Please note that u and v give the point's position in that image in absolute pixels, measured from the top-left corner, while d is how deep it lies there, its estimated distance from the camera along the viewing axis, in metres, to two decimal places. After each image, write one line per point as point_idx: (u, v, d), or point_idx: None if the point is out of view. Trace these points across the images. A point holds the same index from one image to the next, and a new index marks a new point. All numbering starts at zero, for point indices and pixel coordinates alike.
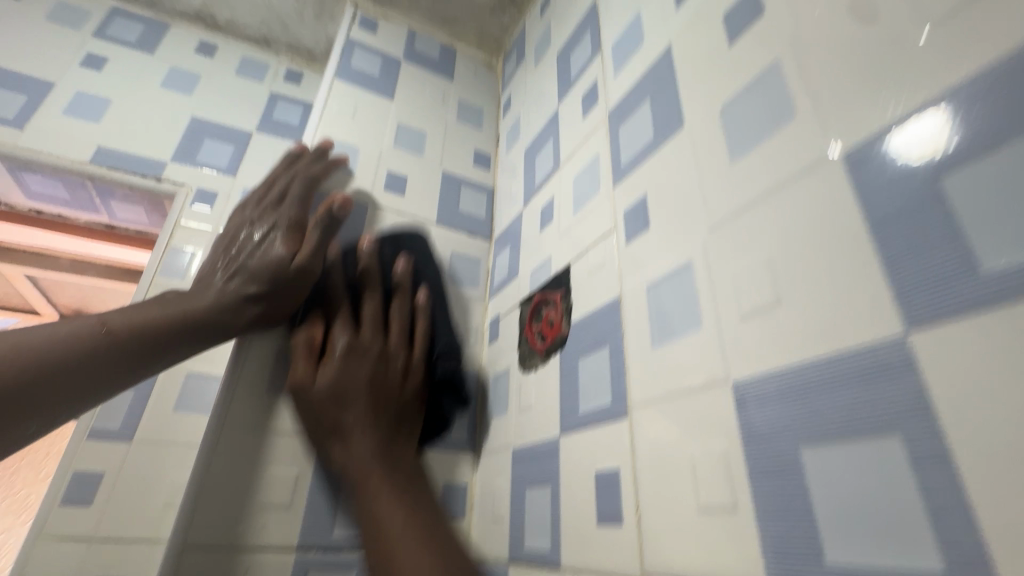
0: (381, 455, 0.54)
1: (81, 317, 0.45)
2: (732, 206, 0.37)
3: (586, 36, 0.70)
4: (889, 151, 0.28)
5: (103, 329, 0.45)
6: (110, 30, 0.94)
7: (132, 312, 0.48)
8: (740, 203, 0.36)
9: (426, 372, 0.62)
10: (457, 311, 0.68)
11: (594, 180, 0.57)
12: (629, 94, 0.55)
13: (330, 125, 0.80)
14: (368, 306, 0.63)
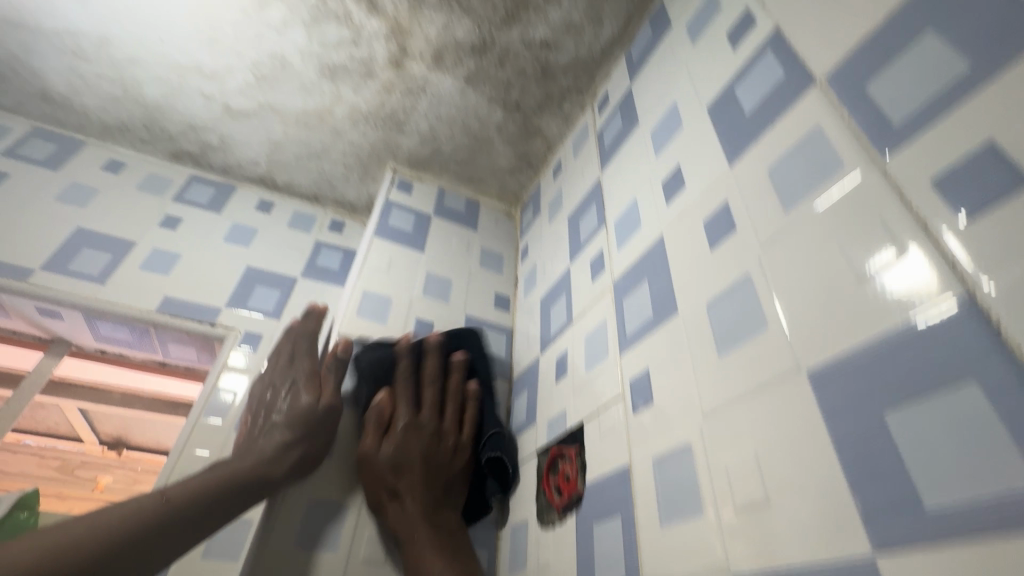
0: (420, 535, 0.62)
1: (145, 493, 0.52)
2: (721, 399, 0.42)
3: (593, 208, 0.80)
4: (840, 379, 0.33)
5: (163, 500, 0.52)
6: (187, 194, 1.11)
7: (185, 483, 0.55)
8: (727, 397, 0.41)
9: (449, 450, 0.69)
10: (459, 387, 0.76)
11: (603, 343, 0.63)
12: (630, 270, 0.63)
13: (368, 279, 0.90)
14: (383, 399, 0.71)
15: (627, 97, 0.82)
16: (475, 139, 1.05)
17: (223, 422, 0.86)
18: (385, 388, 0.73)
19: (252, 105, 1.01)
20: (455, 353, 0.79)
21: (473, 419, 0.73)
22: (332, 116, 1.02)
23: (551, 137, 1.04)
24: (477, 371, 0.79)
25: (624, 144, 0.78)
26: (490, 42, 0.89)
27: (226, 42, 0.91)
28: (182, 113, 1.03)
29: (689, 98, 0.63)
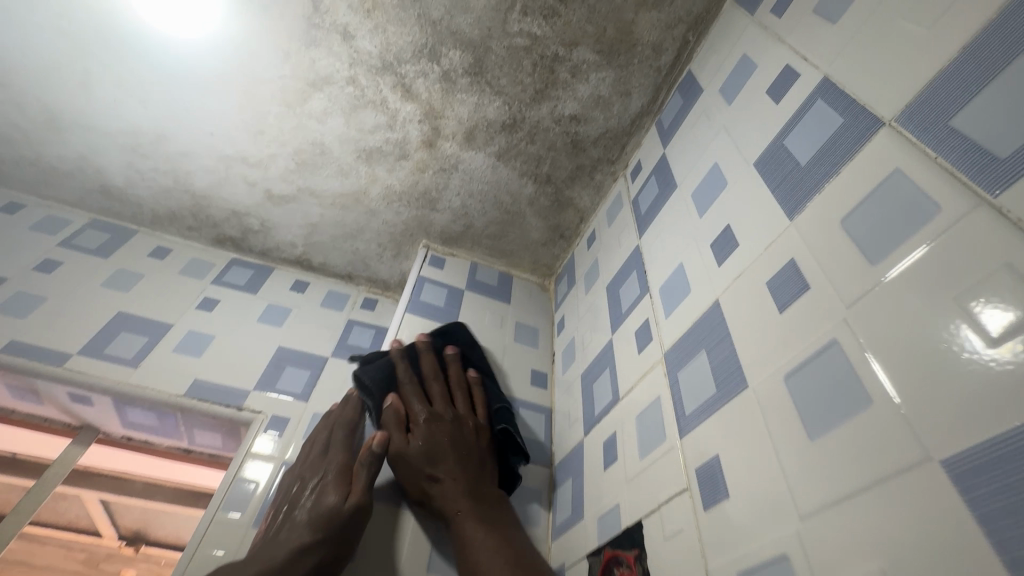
0: (461, 506, 0.62)
1: None
2: (826, 496, 0.34)
3: (633, 275, 0.76)
4: (995, 473, 0.26)
5: None
6: (226, 277, 1.13)
7: None
8: (833, 494, 0.33)
9: (471, 432, 0.69)
10: (460, 377, 0.79)
11: (658, 423, 0.56)
12: (683, 338, 0.57)
13: (398, 356, 0.86)
14: (394, 401, 0.71)
15: (661, 163, 0.80)
16: (507, 213, 1.05)
17: (243, 516, 0.77)
18: (392, 392, 0.74)
19: (292, 190, 1.04)
20: (447, 348, 0.83)
21: (486, 402, 0.76)
22: (367, 197, 1.04)
23: (584, 208, 1.03)
24: (472, 361, 0.83)
25: (662, 208, 0.75)
26: (520, 119, 0.90)
27: (271, 133, 0.96)
28: (227, 200, 1.08)
29: (732, 156, 0.60)
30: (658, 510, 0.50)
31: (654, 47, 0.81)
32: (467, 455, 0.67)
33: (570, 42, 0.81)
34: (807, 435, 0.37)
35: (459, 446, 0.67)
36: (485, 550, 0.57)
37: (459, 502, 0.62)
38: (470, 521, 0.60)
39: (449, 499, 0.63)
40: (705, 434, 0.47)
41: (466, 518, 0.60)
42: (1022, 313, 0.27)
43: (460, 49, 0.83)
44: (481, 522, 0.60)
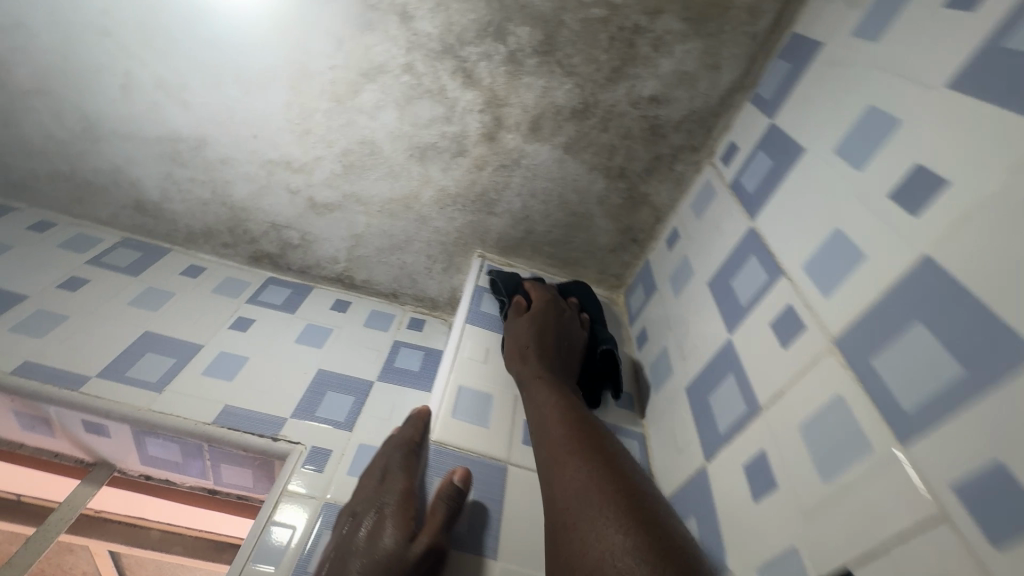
0: (537, 378, 0.65)
1: None
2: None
3: (752, 260, 0.63)
4: None
5: None
6: (262, 296, 1.03)
7: None
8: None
9: (575, 336, 0.75)
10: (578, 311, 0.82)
11: (847, 430, 0.41)
12: (868, 314, 0.43)
13: (462, 372, 0.73)
14: (518, 300, 0.80)
15: (768, 135, 0.69)
16: (572, 215, 0.94)
17: (278, 568, 0.63)
18: (521, 294, 0.83)
19: (337, 197, 0.96)
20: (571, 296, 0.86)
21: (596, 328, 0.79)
22: (418, 201, 0.95)
23: (661, 206, 0.91)
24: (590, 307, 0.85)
25: (782, 179, 0.62)
26: (593, 103, 0.81)
27: (318, 132, 0.88)
28: (267, 211, 1.00)
29: (901, 90, 0.48)
30: (883, 553, 0.35)
31: (751, 9, 0.71)
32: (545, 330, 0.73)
33: (653, 10, 0.72)
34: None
35: (540, 323, 0.75)
36: (553, 422, 0.58)
37: (533, 376, 0.66)
38: (546, 386, 0.65)
39: (527, 371, 0.68)
40: (958, 434, 0.33)
41: (543, 383, 0.65)
42: None
43: (529, 25, 0.75)
44: (555, 390, 0.64)
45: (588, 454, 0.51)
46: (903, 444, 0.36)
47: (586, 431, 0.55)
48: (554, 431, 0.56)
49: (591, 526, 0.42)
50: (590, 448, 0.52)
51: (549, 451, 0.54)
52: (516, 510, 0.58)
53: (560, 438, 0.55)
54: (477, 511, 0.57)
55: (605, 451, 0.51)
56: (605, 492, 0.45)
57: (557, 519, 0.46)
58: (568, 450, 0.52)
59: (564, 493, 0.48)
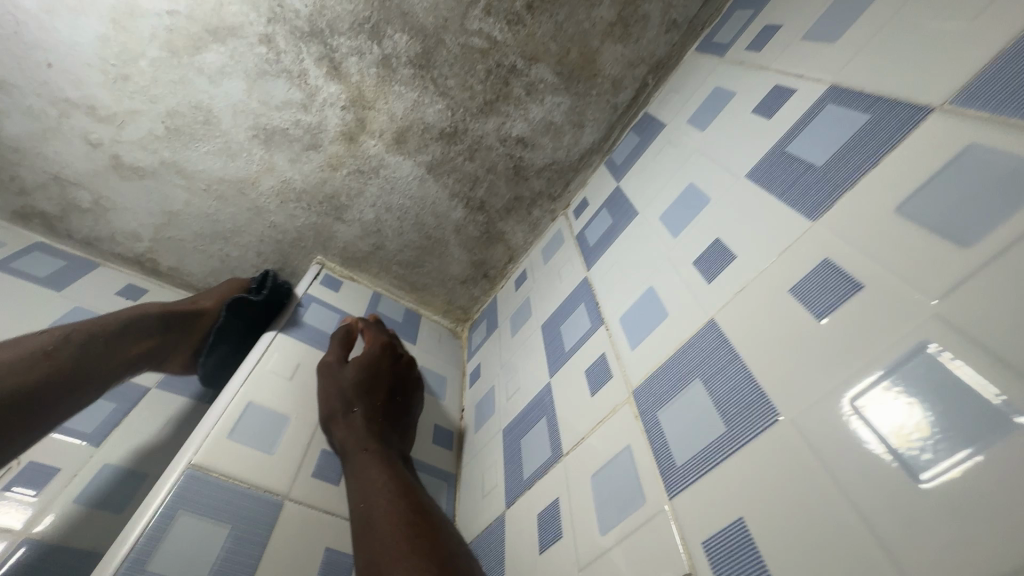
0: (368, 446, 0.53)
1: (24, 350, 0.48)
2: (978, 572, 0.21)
3: (581, 308, 0.64)
4: None
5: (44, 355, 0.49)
6: (17, 264, 0.80)
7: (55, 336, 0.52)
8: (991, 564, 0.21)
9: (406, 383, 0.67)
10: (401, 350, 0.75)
11: (630, 479, 0.41)
12: (660, 370, 0.44)
13: (258, 378, 0.63)
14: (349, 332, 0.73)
15: (614, 195, 0.73)
16: (427, 238, 0.91)
17: None
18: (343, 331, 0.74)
19: (152, 162, 0.81)
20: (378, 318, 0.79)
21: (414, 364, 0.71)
22: (255, 188, 0.84)
23: (515, 246, 0.92)
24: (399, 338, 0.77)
25: (616, 237, 0.66)
26: (463, 129, 0.80)
27: (139, 82, 0.74)
28: (49, 159, 0.80)
29: (712, 175, 0.54)
30: None
31: (614, 82, 0.78)
32: (377, 389, 0.62)
33: (530, 57, 0.75)
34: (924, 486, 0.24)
35: (379, 373, 0.65)
36: (379, 499, 0.46)
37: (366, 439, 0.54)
38: (381, 461, 0.51)
39: (355, 437, 0.55)
40: (716, 489, 0.33)
41: (373, 454, 0.52)
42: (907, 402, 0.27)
43: (408, 34, 0.72)
44: (384, 466, 0.50)
45: (420, 550, 0.39)
46: (672, 497, 0.36)
47: (428, 530, 0.42)
48: (382, 524, 0.43)
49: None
50: (423, 553, 0.39)
51: (371, 555, 0.40)
52: (279, 553, 0.48)
53: (393, 535, 0.41)
54: (223, 555, 0.46)
55: (441, 552, 0.40)
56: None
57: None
58: (398, 548, 0.39)
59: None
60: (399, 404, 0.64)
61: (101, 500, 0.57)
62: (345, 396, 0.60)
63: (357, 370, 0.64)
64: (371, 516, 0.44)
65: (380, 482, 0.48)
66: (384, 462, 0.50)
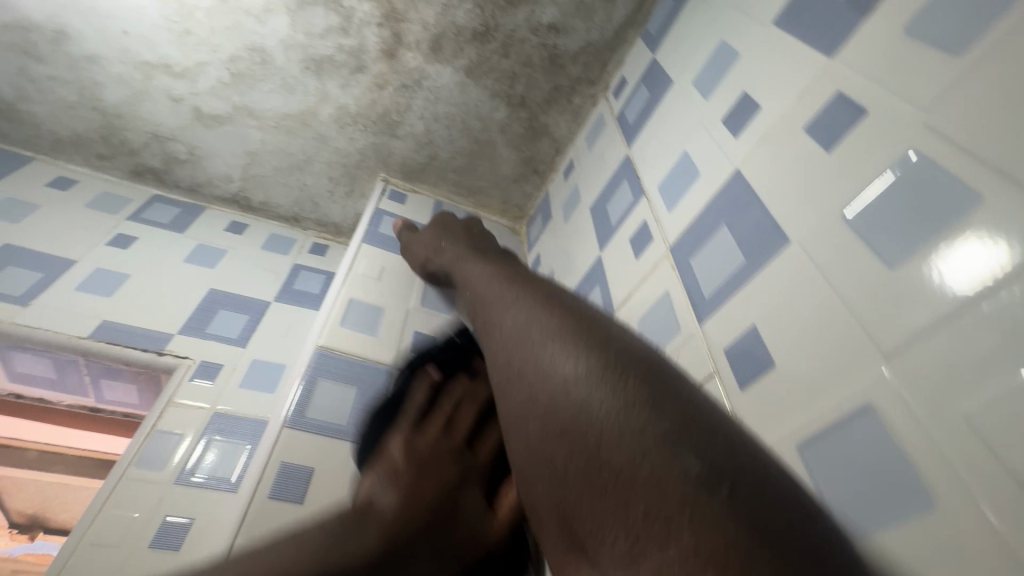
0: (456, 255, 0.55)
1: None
2: (915, 326, 0.27)
3: (624, 184, 0.68)
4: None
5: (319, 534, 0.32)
6: (146, 214, 0.97)
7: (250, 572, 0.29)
8: (926, 320, 0.27)
9: (476, 220, 0.69)
10: None
11: (668, 317, 0.48)
12: (693, 224, 0.49)
13: (353, 284, 0.75)
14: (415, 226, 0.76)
15: (651, 68, 0.73)
16: (475, 141, 0.96)
17: (164, 471, 0.64)
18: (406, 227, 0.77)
19: (226, 108, 0.90)
20: None
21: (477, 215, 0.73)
22: (316, 118, 0.92)
23: (560, 137, 0.95)
24: None
25: (654, 109, 0.67)
26: (494, 26, 0.80)
27: (200, 33, 0.81)
28: (146, 119, 0.92)
29: (743, 27, 0.53)
30: None
31: None
32: (450, 225, 0.65)
33: None
34: (890, 285, 0.29)
35: (450, 221, 0.67)
36: (474, 272, 0.46)
37: (453, 253, 0.56)
38: (471, 257, 0.51)
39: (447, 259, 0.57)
40: (734, 309, 0.40)
41: (463, 259, 0.53)
42: (868, 217, 0.32)
43: None
44: (474, 256, 0.51)
45: (517, 281, 0.37)
46: (701, 322, 0.43)
47: (520, 271, 0.40)
48: (479, 278, 0.42)
49: (528, 347, 0.29)
50: (526, 286, 0.36)
51: (471, 304, 0.40)
52: None
53: (490, 283, 0.40)
54: (357, 405, 0.60)
55: (535, 278, 0.38)
56: (539, 316, 0.31)
57: (492, 361, 0.32)
58: (493, 289, 0.38)
59: (490, 329, 0.34)
60: (480, 231, 0.64)
61: (256, 383, 0.77)
62: (432, 246, 0.64)
63: (426, 232, 0.67)
64: (465, 288, 0.45)
65: (470, 264, 0.49)
66: (470, 255, 0.52)
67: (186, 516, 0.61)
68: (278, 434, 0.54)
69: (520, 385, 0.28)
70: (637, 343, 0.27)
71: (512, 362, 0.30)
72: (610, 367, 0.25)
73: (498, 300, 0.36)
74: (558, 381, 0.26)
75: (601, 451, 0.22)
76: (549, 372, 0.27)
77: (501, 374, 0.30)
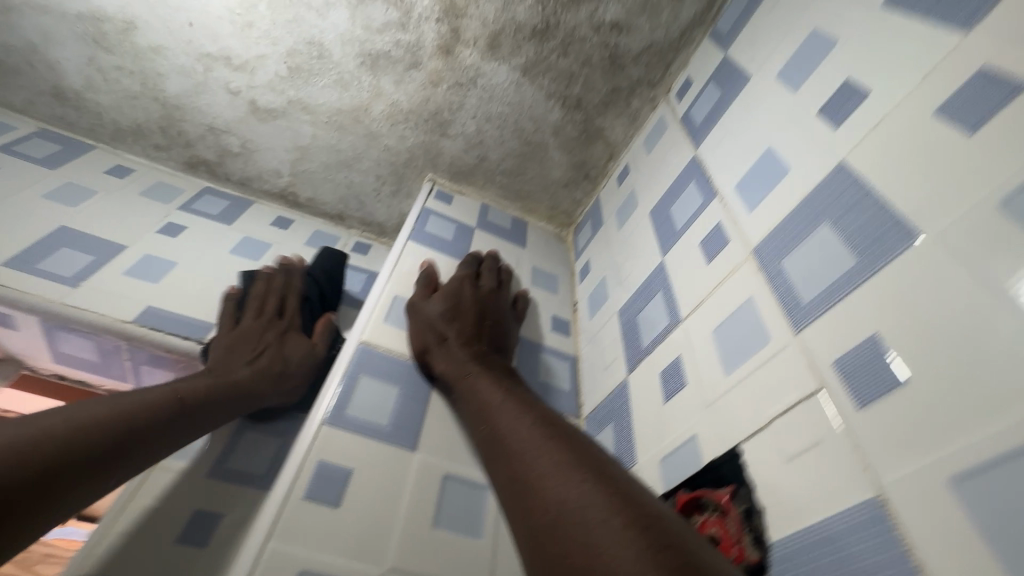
0: (471, 371, 0.53)
1: (161, 393, 0.50)
2: None
3: (692, 185, 0.64)
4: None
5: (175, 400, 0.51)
6: (196, 205, 0.98)
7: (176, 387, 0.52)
8: None
9: (500, 306, 0.66)
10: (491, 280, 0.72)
11: (752, 324, 0.43)
12: (782, 224, 0.45)
13: (399, 281, 0.72)
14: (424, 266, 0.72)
15: (722, 66, 0.69)
16: (527, 144, 0.93)
17: (194, 465, 0.62)
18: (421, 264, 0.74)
19: (281, 102, 0.90)
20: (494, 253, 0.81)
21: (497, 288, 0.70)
22: (368, 114, 0.91)
23: (615, 142, 0.92)
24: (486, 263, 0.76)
25: (726, 107, 0.63)
26: (554, 24, 0.77)
27: (262, 27, 0.81)
28: (204, 111, 0.93)
29: (841, 13, 0.49)
30: (769, 427, 0.37)
31: None
32: (466, 316, 0.62)
33: None
34: None
35: (465, 301, 0.64)
36: (508, 417, 0.44)
37: (468, 366, 0.54)
38: (489, 382, 0.50)
39: (455, 367, 0.55)
40: (846, 317, 0.35)
41: (478, 376, 0.52)
42: None
43: None
44: (494, 385, 0.49)
45: (569, 460, 0.34)
46: (798, 330, 0.38)
47: (573, 438, 0.38)
48: (518, 438, 0.40)
49: (600, 564, 0.26)
50: (581, 467, 0.33)
51: (514, 465, 0.38)
52: (439, 407, 0.58)
53: (535, 450, 0.37)
54: (398, 406, 0.56)
55: (594, 461, 0.34)
56: (615, 528, 0.27)
57: (549, 564, 0.29)
58: (544, 460, 0.36)
59: (550, 520, 0.31)
60: (491, 327, 0.62)
61: None
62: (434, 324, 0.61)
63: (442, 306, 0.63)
64: (500, 431, 0.43)
65: (497, 401, 0.47)
66: (494, 383, 0.49)
67: (213, 511, 0.58)
68: (315, 431, 0.51)
69: None
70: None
71: (577, 574, 0.26)
72: None
73: (551, 481, 0.33)
74: None
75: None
76: None
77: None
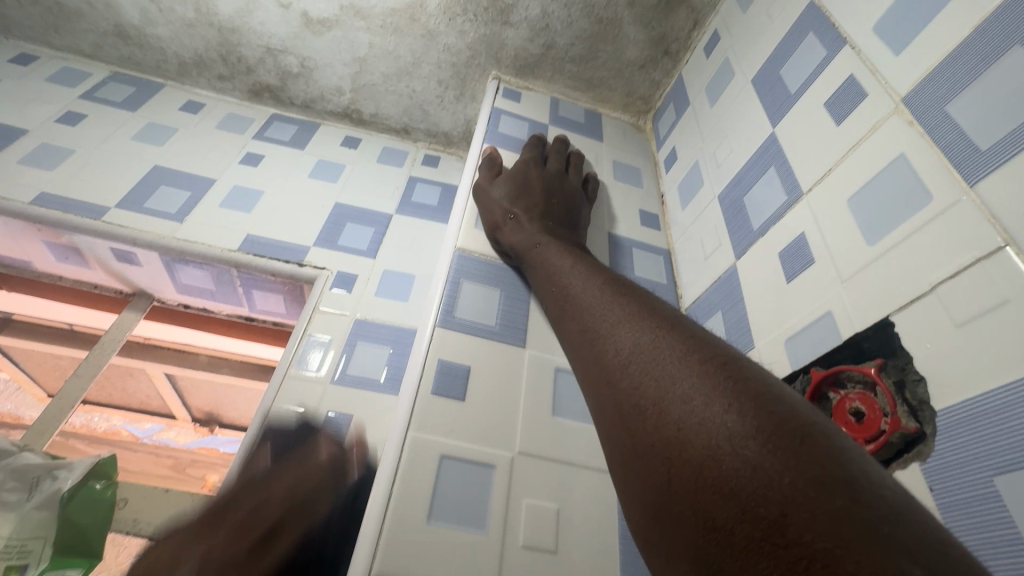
0: (542, 239, 0.55)
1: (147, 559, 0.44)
2: None
3: (810, 38, 0.55)
4: None
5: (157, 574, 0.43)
6: (268, 133, 0.98)
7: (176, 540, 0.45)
8: None
9: (567, 186, 0.67)
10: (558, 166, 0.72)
11: (904, 185, 0.38)
12: (946, 62, 0.38)
13: None
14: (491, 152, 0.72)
15: None
16: (598, 21, 0.83)
17: (318, 373, 0.66)
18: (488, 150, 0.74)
19: (333, 10, 0.85)
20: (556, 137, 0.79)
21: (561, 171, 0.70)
22: (424, 11, 0.84)
23: (700, 6, 0.80)
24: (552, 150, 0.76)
25: None
26: None
27: None
28: (259, 32, 0.90)
29: None
30: (933, 293, 0.33)
31: None
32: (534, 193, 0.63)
33: None
34: None
35: (532, 183, 0.65)
36: (577, 278, 0.45)
37: (540, 235, 0.55)
38: (560, 247, 0.52)
39: (526, 237, 0.56)
40: None
41: (547, 248, 0.53)
42: None
43: None
44: (566, 251, 0.51)
45: (641, 314, 0.36)
46: (973, 184, 0.33)
47: (633, 294, 0.40)
48: (586, 295, 0.43)
49: (674, 392, 0.29)
50: (646, 317, 0.36)
51: (585, 316, 0.41)
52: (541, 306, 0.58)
53: (603, 303, 0.40)
54: (503, 307, 0.57)
55: (662, 312, 0.36)
56: (689, 363, 0.30)
57: (625, 402, 0.31)
58: (611, 314, 0.38)
59: (621, 362, 0.34)
60: (558, 205, 0.63)
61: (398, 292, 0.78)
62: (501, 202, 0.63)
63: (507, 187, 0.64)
64: (570, 289, 0.45)
65: (568, 265, 0.48)
66: (565, 249, 0.51)
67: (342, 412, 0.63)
68: (431, 334, 0.53)
69: (664, 428, 0.28)
70: (801, 407, 0.26)
71: (651, 401, 0.29)
72: (773, 431, 0.24)
73: (620, 331, 0.36)
74: (720, 437, 0.25)
75: (786, 526, 0.21)
76: (705, 425, 0.26)
77: (633, 405, 0.30)
